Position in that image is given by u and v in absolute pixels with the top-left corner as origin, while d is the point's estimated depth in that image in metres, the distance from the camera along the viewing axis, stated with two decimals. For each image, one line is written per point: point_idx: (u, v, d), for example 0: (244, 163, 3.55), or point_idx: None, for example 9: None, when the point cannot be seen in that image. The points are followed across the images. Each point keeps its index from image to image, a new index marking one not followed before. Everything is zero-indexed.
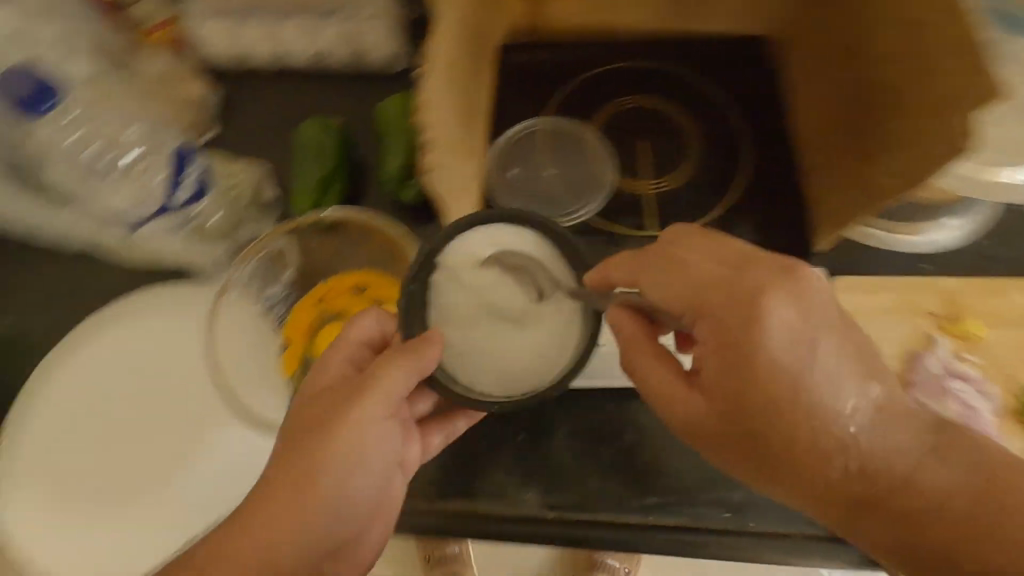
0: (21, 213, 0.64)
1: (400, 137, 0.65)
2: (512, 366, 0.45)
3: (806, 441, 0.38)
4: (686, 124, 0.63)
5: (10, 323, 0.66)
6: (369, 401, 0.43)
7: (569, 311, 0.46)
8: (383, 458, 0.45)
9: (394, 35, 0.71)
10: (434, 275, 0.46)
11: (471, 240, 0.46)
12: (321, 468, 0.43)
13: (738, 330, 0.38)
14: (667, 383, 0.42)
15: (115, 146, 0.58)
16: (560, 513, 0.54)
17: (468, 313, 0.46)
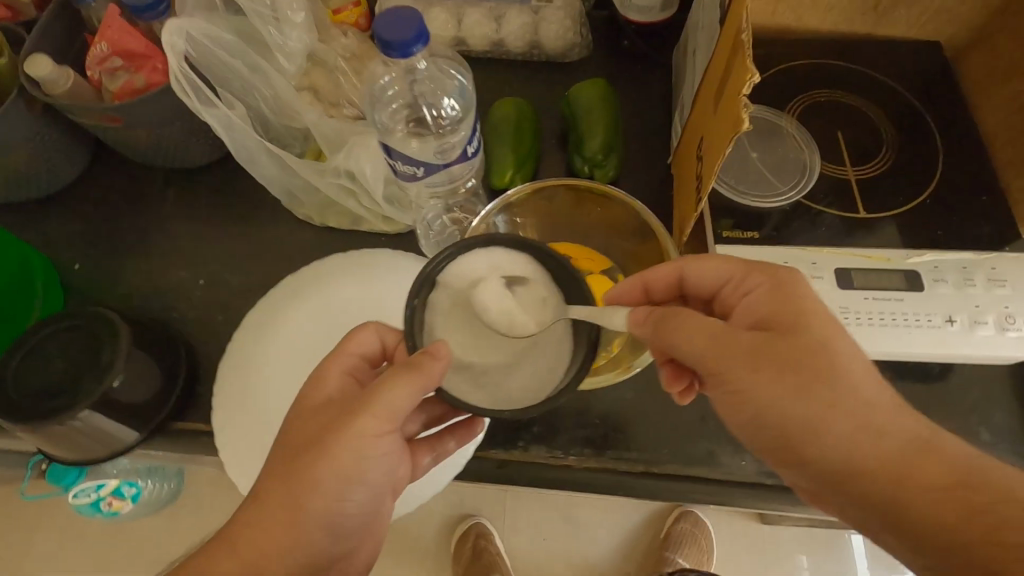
0: (267, 174, 0.61)
1: (596, 118, 0.67)
2: (508, 386, 0.45)
3: (847, 386, 0.38)
4: (876, 117, 0.67)
5: (206, 282, 0.68)
6: (372, 416, 0.43)
7: (564, 336, 0.47)
8: (385, 467, 0.45)
9: (578, 25, 0.75)
10: (434, 293, 0.48)
11: (473, 261, 0.49)
12: (326, 478, 0.42)
13: (786, 291, 0.42)
14: (703, 326, 0.41)
15: (433, 99, 0.58)
16: (779, 481, 0.58)
17: (464, 338, 0.48)
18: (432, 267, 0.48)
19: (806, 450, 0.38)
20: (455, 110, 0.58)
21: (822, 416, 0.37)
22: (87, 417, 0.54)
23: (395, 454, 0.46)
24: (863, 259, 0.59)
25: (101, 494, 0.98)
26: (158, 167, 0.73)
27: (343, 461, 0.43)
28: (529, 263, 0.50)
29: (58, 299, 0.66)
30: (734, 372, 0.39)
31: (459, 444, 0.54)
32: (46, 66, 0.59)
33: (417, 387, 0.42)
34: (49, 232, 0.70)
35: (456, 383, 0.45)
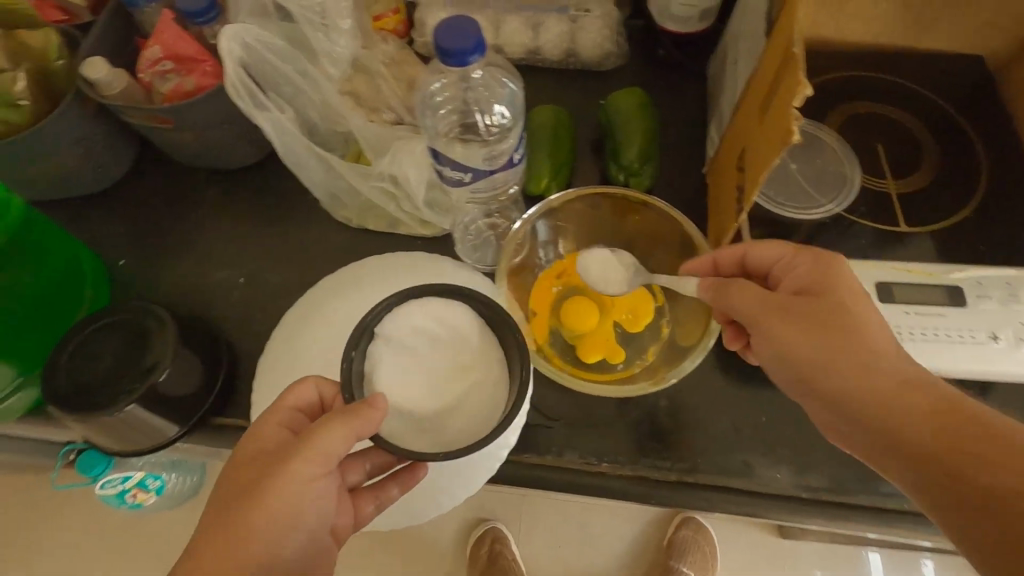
0: (310, 176, 0.62)
1: (633, 126, 0.68)
2: (446, 431, 0.49)
3: (864, 352, 0.43)
4: (918, 130, 0.67)
5: (246, 280, 0.69)
6: (307, 458, 0.43)
7: (499, 375, 0.51)
8: (321, 511, 0.45)
9: (615, 34, 0.76)
10: (372, 345, 0.50)
11: (409, 311, 0.52)
12: (262, 525, 0.41)
13: (824, 272, 0.48)
14: (754, 295, 0.49)
15: (482, 107, 0.59)
16: (815, 494, 0.57)
17: (402, 386, 0.51)
18: (371, 318, 0.50)
19: (834, 399, 0.43)
20: (506, 117, 0.58)
21: (847, 366, 0.43)
22: (132, 412, 0.56)
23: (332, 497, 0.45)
24: (905, 273, 0.58)
25: (128, 486, 0.99)
26: (201, 167, 0.75)
27: (279, 508, 0.42)
28: (468, 312, 0.53)
29: (104, 297, 0.68)
30: (773, 332, 0.47)
31: (401, 491, 0.53)
32: (103, 68, 0.61)
33: (352, 432, 0.43)
34: (96, 228, 0.73)
35: (394, 429, 0.48)
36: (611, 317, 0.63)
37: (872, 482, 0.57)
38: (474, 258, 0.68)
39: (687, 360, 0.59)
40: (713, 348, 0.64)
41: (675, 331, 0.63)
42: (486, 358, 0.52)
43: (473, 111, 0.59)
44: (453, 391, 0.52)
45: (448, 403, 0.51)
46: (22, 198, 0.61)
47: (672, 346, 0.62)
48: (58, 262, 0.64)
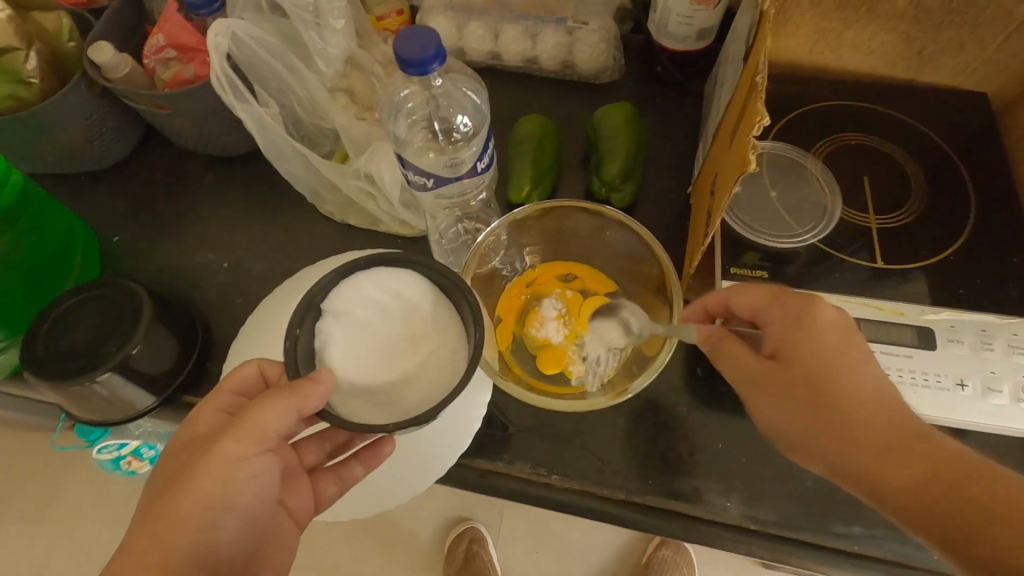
0: (293, 170, 0.64)
1: (618, 141, 0.68)
2: (403, 402, 0.50)
3: (848, 408, 0.43)
4: (908, 165, 0.66)
5: (231, 264, 0.72)
6: (239, 438, 0.45)
7: (455, 345, 0.52)
8: (260, 489, 0.47)
9: (612, 48, 0.76)
10: (318, 323, 0.50)
11: (359, 284, 0.53)
12: (192, 509, 0.43)
13: (802, 323, 0.46)
14: (747, 360, 0.48)
15: (450, 114, 0.60)
16: (764, 527, 0.56)
17: (354, 359, 0.51)
18: (316, 294, 0.51)
19: (825, 458, 0.43)
20: (467, 127, 0.59)
21: (828, 442, 0.43)
22: (107, 381, 0.58)
23: (269, 475, 0.47)
24: (875, 310, 0.57)
25: (120, 453, 1.01)
26: (200, 153, 0.77)
27: (209, 489, 0.44)
28: (423, 294, 0.54)
29: (94, 267, 0.71)
30: (763, 398, 0.46)
31: (366, 470, 0.56)
32: (108, 53, 0.64)
33: (291, 407, 0.44)
34: (95, 204, 0.76)
35: (350, 405, 0.50)
36: (576, 333, 0.63)
37: (824, 520, 0.56)
38: (449, 262, 0.69)
39: (643, 377, 0.57)
40: (678, 370, 0.63)
41: (637, 348, 0.61)
42: (441, 329, 0.53)
43: (441, 119, 0.60)
44: (409, 361, 0.52)
45: (404, 374, 0.51)
46: (22, 172, 0.64)
47: (634, 363, 0.62)
48: (54, 235, 0.66)
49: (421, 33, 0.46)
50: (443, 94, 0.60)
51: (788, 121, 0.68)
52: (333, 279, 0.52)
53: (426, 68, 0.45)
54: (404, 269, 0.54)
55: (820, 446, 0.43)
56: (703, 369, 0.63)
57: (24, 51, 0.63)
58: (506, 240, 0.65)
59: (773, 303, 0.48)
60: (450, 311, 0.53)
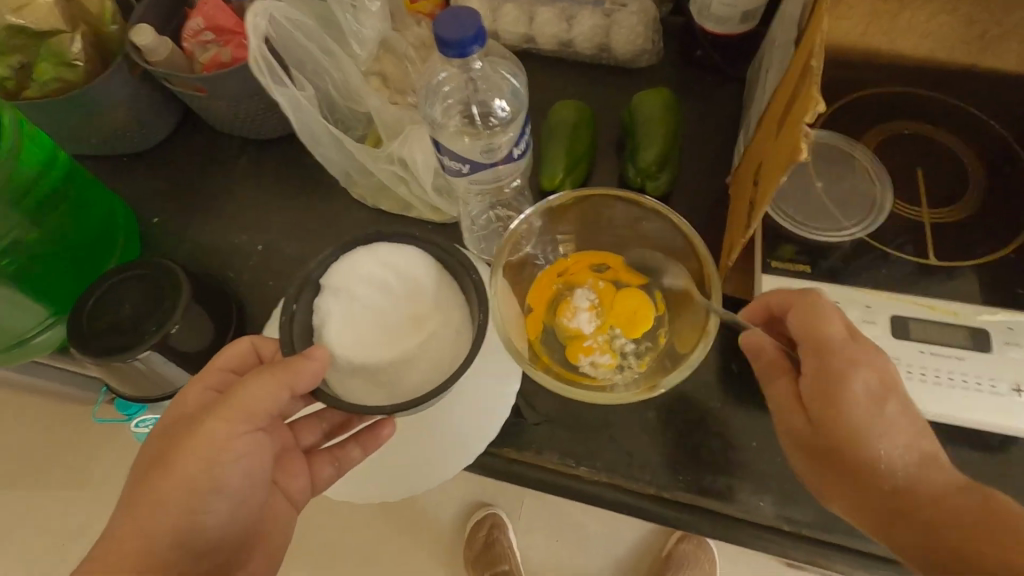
0: (325, 153, 0.64)
1: (657, 128, 0.66)
2: (402, 381, 0.56)
3: (867, 461, 0.45)
4: (965, 156, 0.63)
5: (264, 247, 0.72)
6: (225, 420, 0.47)
7: (456, 328, 0.57)
8: (245, 473, 0.49)
9: (651, 31, 0.74)
10: (317, 299, 0.56)
11: (359, 261, 0.58)
12: (177, 491, 0.46)
13: (834, 373, 0.46)
14: (785, 392, 0.50)
15: (486, 100, 0.59)
16: (797, 528, 0.55)
17: (353, 335, 0.57)
18: (315, 271, 0.57)
19: (847, 498, 0.46)
20: (504, 111, 0.58)
21: (850, 486, 0.46)
22: (147, 358, 0.60)
23: (253, 457, 0.49)
24: (924, 309, 0.55)
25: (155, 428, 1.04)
26: (234, 136, 0.78)
27: (191, 473, 0.46)
28: (425, 273, 0.59)
29: (135, 248, 0.72)
30: (788, 428, 0.49)
31: (363, 452, 0.57)
32: (149, 35, 0.64)
33: (284, 383, 0.48)
34: (134, 185, 0.77)
35: (351, 386, 0.55)
36: (608, 322, 0.62)
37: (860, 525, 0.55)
38: (479, 249, 0.68)
39: (677, 373, 0.55)
40: (711, 366, 0.62)
41: (673, 341, 0.61)
42: (443, 309, 0.58)
43: (476, 103, 0.59)
44: (407, 341, 0.58)
45: (403, 351, 0.57)
46: (66, 153, 0.66)
47: (665, 354, 0.60)
48: (95, 216, 0.68)
49: (460, 16, 0.44)
50: (479, 78, 0.59)
51: (837, 110, 0.65)
52: (334, 257, 0.58)
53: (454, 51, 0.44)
54: (406, 247, 0.59)
55: (836, 491, 0.47)
56: (738, 365, 0.61)
57: (69, 34, 0.65)
58: (539, 228, 0.63)
59: (828, 352, 0.47)
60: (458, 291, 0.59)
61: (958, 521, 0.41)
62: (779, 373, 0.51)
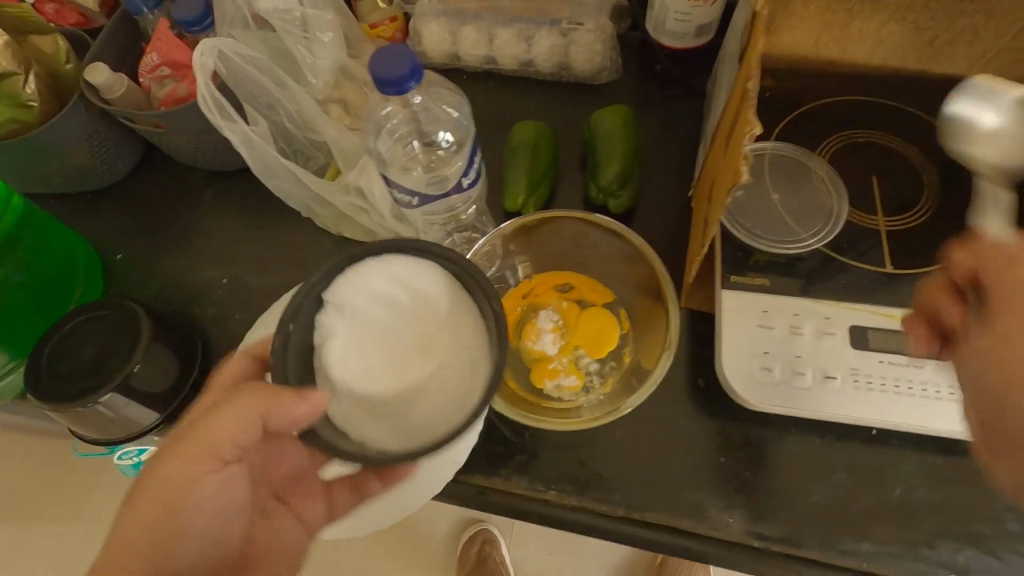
0: (282, 186, 0.63)
1: (617, 144, 0.66)
2: (411, 414, 0.48)
3: None
4: (919, 162, 0.63)
5: (230, 280, 0.72)
6: (197, 450, 0.45)
7: (474, 355, 0.48)
8: (218, 507, 0.47)
9: (609, 48, 0.74)
10: (321, 315, 0.48)
11: (362, 273, 0.49)
12: (142, 530, 0.43)
13: None
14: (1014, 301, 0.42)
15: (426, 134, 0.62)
16: (767, 543, 0.55)
17: (359, 359, 0.49)
18: (315, 287, 0.48)
19: None
20: (449, 143, 0.62)
21: None
22: (109, 401, 0.59)
23: (224, 491, 0.47)
24: (885, 318, 0.56)
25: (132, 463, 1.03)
26: (198, 168, 0.77)
27: (161, 508, 0.43)
28: (437, 288, 0.50)
29: (99, 284, 0.72)
30: None
31: (383, 486, 0.55)
32: (104, 73, 0.64)
33: (261, 411, 0.44)
34: (97, 223, 0.77)
35: (351, 418, 0.47)
36: (574, 343, 0.64)
37: (830, 537, 0.55)
38: None
39: (641, 393, 0.59)
40: (679, 383, 0.61)
41: (638, 360, 0.63)
42: (456, 330, 0.50)
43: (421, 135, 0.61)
44: (418, 365, 0.49)
45: (412, 381, 0.49)
46: (21, 194, 0.65)
47: (631, 373, 0.62)
48: (55, 255, 0.68)
49: (391, 55, 0.47)
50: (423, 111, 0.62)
51: (789, 123, 0.66)
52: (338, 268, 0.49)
53: (379, 90, 0.47)
54: (420, 259, 0.50)
55: None
56: (705, 381, 0.61)
57: (21, 75, 0.64)
58: (501, 250, 0.66)
59: None
60: (470, 308, 0.50)
61: None
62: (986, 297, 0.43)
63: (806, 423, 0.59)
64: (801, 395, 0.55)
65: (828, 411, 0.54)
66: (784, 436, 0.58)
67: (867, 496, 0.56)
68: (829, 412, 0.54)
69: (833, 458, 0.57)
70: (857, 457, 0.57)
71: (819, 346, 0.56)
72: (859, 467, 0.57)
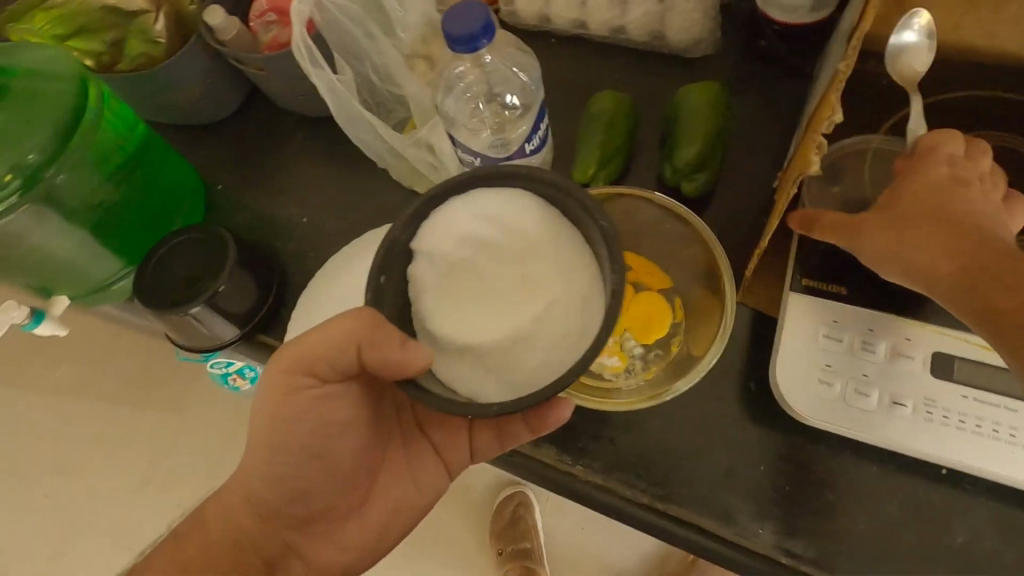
0: (364, 136, 0.66)
1: (700, 123, 0.62)
2: (523, 363, 0.47)
3: (983, 249, 0.44)
4: None
5: (309, 220, 0.77)
6: (297, 378, 0.52)
7: (590, 289, 0.47)
8: (325, 420, 0.55)
9: (709, 19, 0.68)
10: (412, 267, 0.48)
11: (450, 220, 0.49)
12: (270, 450, 0.54)
13: (925, 203, 0.47)
14: (950, 174, 0.48)
15: (494, 97, 0.64)
16: (796, 562, 0.52)
17: (457, 308, 0.49)
18: (400, 235, 0.48)
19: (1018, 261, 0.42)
20: (515, 106, 0.63)
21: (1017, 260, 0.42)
22: (198, 313, 0.66)
23: (329, 407, 0.54)
24: (976, 349, 0.50)
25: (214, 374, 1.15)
26: (293, 112, 0.82)
27: (279, 427, 0.53)
28: (541, 226, 0.49)
29: (198, 211, 0.80)
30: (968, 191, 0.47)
31: (530, 432, 0.57)
32: (218, 16, 0.68)
33: (349, 343, 0.48)
34: (203, 156, 0.85)
35: (457, 369, 0.48)
36: (624, 323, 0.62)
37: (868, 569, 0.51)
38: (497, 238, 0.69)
39: (687, 380, 0.58)
40: (727, 382, 0.59)
41: (685, 349, 0.61)
42: (562, 265, 0.48)
43: (491, 97, 0.64)
44: (525, 308, 0.49)
45: (519, 326, 0.48)
46: (144, 124, 0.73)
47: (678, 364, 0.60)
48: (165, 179, 0.75)
49: (465, 14, 0.51)
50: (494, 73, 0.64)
51: (906, 115, 0.59)
52: (423, 213, 0.49)
53: (450, 47, 0.52)
54: (518, 197, 0.50)
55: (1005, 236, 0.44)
56: (756, 385, 0.58)
57: (153, 13, 0.73)
58: None
59: (889, 202, 0.49)
60: (577, 241, 0.49)
61: (992, 290, 0.42)
62: (930, 168, 0.49)
63: (865, 446, 0.54)
64: (861, 417, 0.50)
65: (893, 440, 0.50)
66: (837, 456, 0.54)
67: (922, 536, 0.51)
68: (892, 441, 0.50)
69: (889, 490, 0.53)
70: (916, 493, 0.52)
71: (888, 367, 0.51)
72: (917, 505, 0.52)
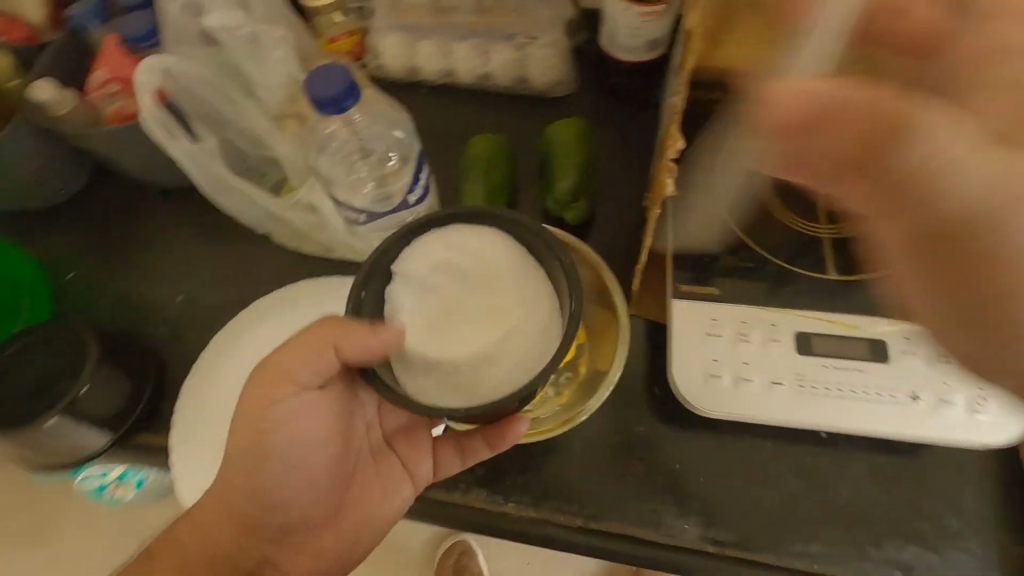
0: (236, 202, 0.63)
1: (570, 156, 0.67)
2: (480, 384, 0.47)
3: None
4: None
5: (186, 297, 0.71)
6: (276, 385, 0.50)
7: (551, 315, 0.48)
8: (304, 435, 0.52)
9: (564, 63, 0.75)
10: (391, 283, 0.49)
11: (431, 246, 0.50)
12: (242, 470, 0.51)
13: None
14: None
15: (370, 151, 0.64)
16: (721, 548, 0.56)
17: (427, 326, 0.49)
18: (383, 259, 0.49)
19: None
20: (395, 159, 0.63)
21: None
22: (55, 425, 0.57)
23: (309, 420, 0.52)
24: (828, 325, 0.58)
25: None
26: (152, 185, 0.76)
27: (252, 436, 0.50)
28: (505, 251, 0.50)
29: (46, 303, 0.71)
30: None
31: (489, 448, 0.56)
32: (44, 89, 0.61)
33: (331, 341, 0.47)
34: (48, 243, 0.75)
35: (422, 386, 0.47)
36: None
37: (779, 537, 0.56)
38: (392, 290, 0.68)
39: (597, 398, 0.60)
40: (633, 392, 0.62)
41: (592, 366, 0.63)
42: (525, 295, 0.49)
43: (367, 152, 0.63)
44: (488, 332, 0.48)
45: (484, 347, 0.48)
46: None
47: (587, 384, 0.62)
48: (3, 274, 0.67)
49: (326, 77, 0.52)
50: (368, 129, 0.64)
51: None
52: (406, 237, 0.50)
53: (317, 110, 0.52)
54: (487, 228, 0.51)
55: None
56: (658, 389, 0.62)
57: None
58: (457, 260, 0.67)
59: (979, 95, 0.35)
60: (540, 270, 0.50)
61: None
62: None
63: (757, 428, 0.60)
64: (747, 397, 0.56)
65: (782, 415, 0.56)
66: (736, 441, 0.59)
67: (818, 497, 0.57)
68: (776, 417, 0.56)
69: (783, 462, 0.59)
70: (805, 459, 0.59)
71: (765, 352, 0.57)
72: (808, 469, 0.58)
